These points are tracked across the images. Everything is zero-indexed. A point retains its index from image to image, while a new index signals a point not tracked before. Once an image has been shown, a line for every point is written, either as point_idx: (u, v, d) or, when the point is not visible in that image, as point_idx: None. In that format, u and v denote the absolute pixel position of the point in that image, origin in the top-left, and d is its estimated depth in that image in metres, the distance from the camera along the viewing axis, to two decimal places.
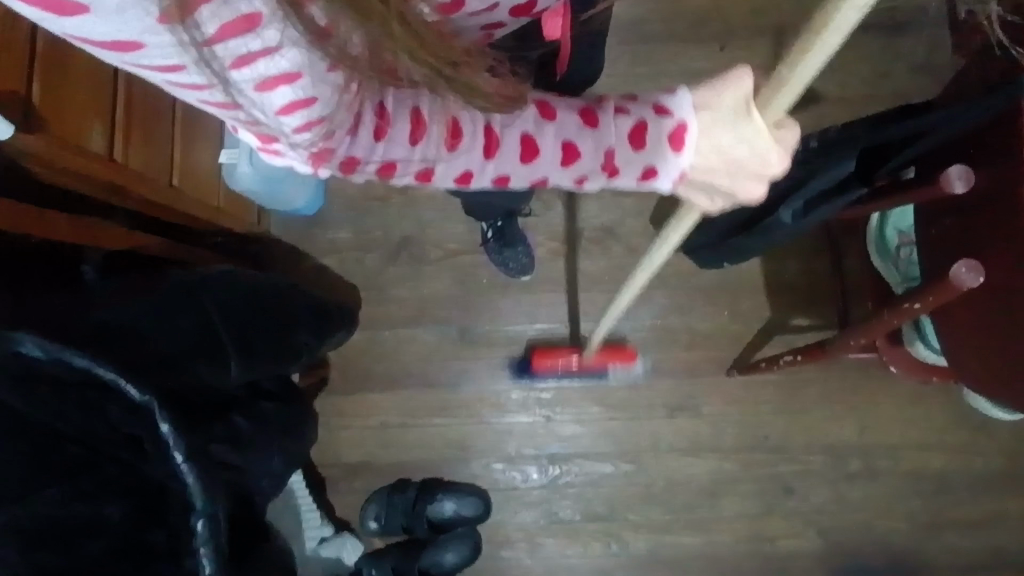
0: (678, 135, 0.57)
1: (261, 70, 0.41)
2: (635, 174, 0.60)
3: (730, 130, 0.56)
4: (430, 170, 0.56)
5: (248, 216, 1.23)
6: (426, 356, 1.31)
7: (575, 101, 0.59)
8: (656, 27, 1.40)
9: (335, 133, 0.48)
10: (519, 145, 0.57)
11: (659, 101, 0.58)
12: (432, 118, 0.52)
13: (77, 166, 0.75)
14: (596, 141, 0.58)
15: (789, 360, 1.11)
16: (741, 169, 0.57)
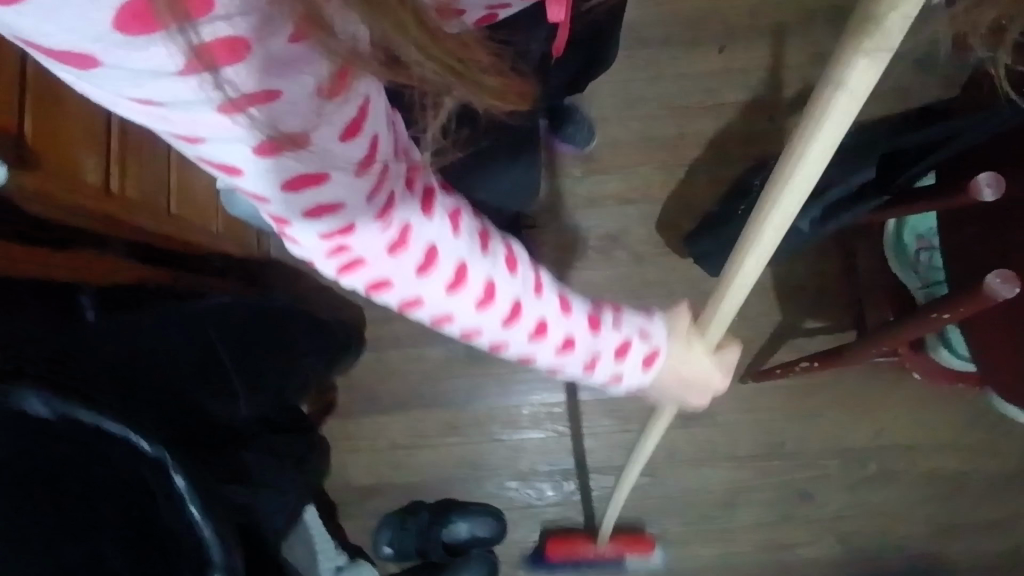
0: (650, 359, 0.60)
1: (257, 123, 0.34)
2: (606, 366, 0.58)
3: (686, 359, 0.61)
4: (419, 303, 0.49)
5: (249, 238, 1.21)
6: (435, 375, 1.28)
7: (581, 300, 0.57)
8: (654, 31, 1.38)
9: (341, 215, 0.42)
10: (507, 308, 0.51)
11: (644, 325, 0.60)
12: (445, 254, 0.47)
13: (70, 199, 0.72)
14: (588, 341, 0.56)
15: (806, 366, 1.09)
16: (696, 386, 0.63)
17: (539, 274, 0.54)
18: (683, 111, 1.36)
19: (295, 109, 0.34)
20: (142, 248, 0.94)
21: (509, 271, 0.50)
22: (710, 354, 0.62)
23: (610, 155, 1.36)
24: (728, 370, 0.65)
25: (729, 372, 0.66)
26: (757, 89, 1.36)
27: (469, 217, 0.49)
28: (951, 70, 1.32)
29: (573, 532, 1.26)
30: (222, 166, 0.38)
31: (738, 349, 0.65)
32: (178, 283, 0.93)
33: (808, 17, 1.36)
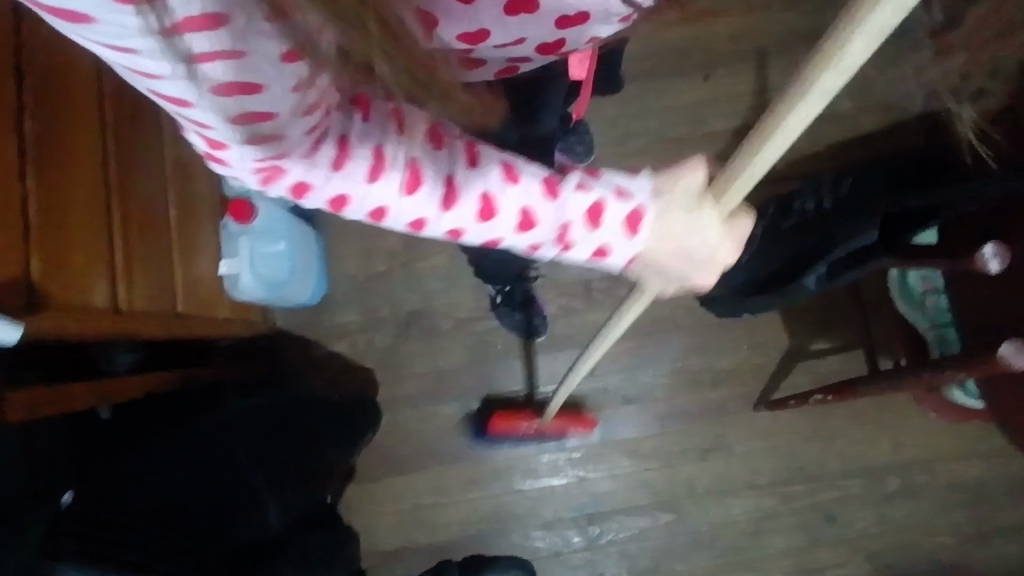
0: (635, 220, 0.49)
1: (222, 74, 0.33)
2: (588, 252, 0.51)
3: (689, 221, 0.49)
4: (383, 212, 0.48)
5: (255, 315, 1.20)
6: (452, 430, 1.29)
7: (537, 166, 0.50)
8: (639, 64, 1.37)
9: (292, 150, 0.41)
10: (476, 203, 0.48)
11: (622, 180, 0.50)
12: (394, 154, 0.46)
13: (84, 328, 0.74)
14: (557, 214, 0.49)
15: (820, 398, 1.09)
16: (701, 258, 0.50)
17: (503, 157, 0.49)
18: (675, 143, 1.36)
19: (256, 66, 0.33)
20: (160, 355, 0.95)
21: (469, 165, 0.48)
22: (721, 219, 0.49)
23: None
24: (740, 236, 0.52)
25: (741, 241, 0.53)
26: (745, 114, 1.36)
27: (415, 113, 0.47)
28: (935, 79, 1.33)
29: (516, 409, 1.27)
30: (185, 109, 0.37)
31: (754, 213, 0.52)
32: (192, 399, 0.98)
33: (789, 38, 1.36)
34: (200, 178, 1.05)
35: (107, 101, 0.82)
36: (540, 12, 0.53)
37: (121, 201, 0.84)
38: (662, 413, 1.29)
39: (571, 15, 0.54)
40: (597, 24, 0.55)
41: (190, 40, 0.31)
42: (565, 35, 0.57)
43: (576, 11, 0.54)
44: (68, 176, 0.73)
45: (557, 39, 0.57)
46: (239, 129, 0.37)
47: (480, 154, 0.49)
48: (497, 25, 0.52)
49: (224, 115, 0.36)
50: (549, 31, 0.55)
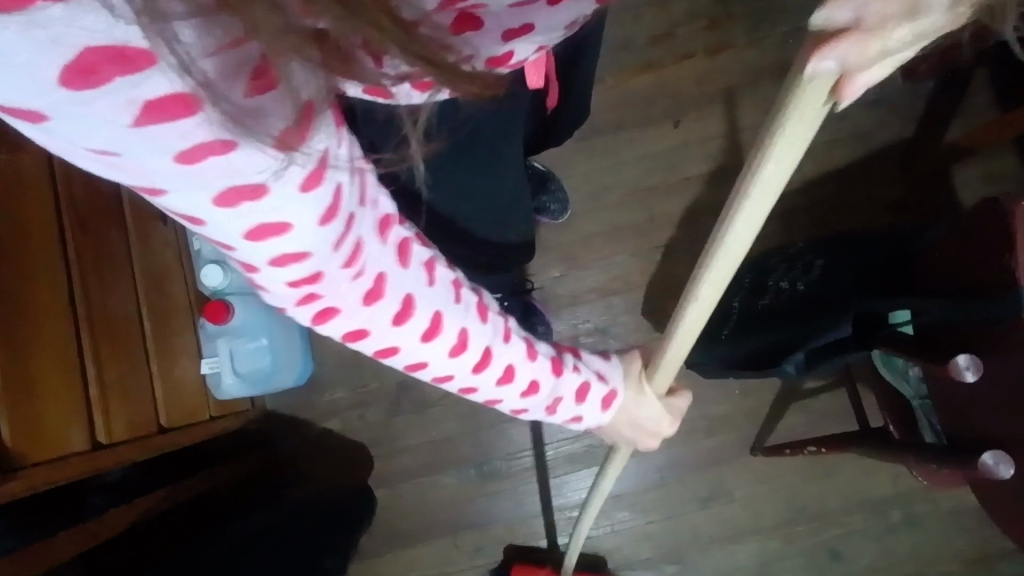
0: (608, 400, 0.57)
1: (226, 181, 0.30)
2: (567, 417, 0.56)
3: (638, 403, 0.60)
4: (412, 364, 0.45)
5: (242, 405, 1.19)
6: (451, 500, 1.28)
7: (547, 344, 0.53)
8: (607, 117, 1.36)
9: (328, 283, 0.37)
10: (501, 372, 0.48)
11: (602, 366, 0.58)
12: (450, 321, 0.43)
13: (60, 477, 0.75)
14: (554, 386, 0.52)
15: (813, 450, 1.09)
16: (641, 426, 0.62)
17: (526, 334, 0.51)
18: (649, 191, 1.35)
19: (264, 161, 0.30)
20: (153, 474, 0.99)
21: (481, 320, 0.46)
22: (659, 398, 0.62)
23: (585, 247, 1.34)
24: (676, 414, 0.64)
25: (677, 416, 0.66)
26: (717, 156, 1.35)
27: (449, 270, 0.45)
28: (905, 104, 1.32)
29: (541, 571, 1.21)
30: (199, 229, 0.33)
31: (688, 397, 0.65)
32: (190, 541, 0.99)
33: (755, 76, 1.35)
34: (173, 280, 1.04)
35: (70, 235, 0.83)
36: (486, 22, 0.39)
37: (95, 329, 0.84)
38: (659, 464, 1.29)
39: (519, 26, 0.43)
40: (543, 29, 0.45)
41: (177, 142, 0.27)
42: (513, 47, 0.44)
43: (520, 23, 0.42)
44: (33, 332, 0.74)
45: (505, 52, 0.44)
46: (257, 247, 0.34)
47: (512, 332, 0.49)
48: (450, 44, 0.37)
49: (240, 231, 0.33)
50: (493, 47, 0.42)
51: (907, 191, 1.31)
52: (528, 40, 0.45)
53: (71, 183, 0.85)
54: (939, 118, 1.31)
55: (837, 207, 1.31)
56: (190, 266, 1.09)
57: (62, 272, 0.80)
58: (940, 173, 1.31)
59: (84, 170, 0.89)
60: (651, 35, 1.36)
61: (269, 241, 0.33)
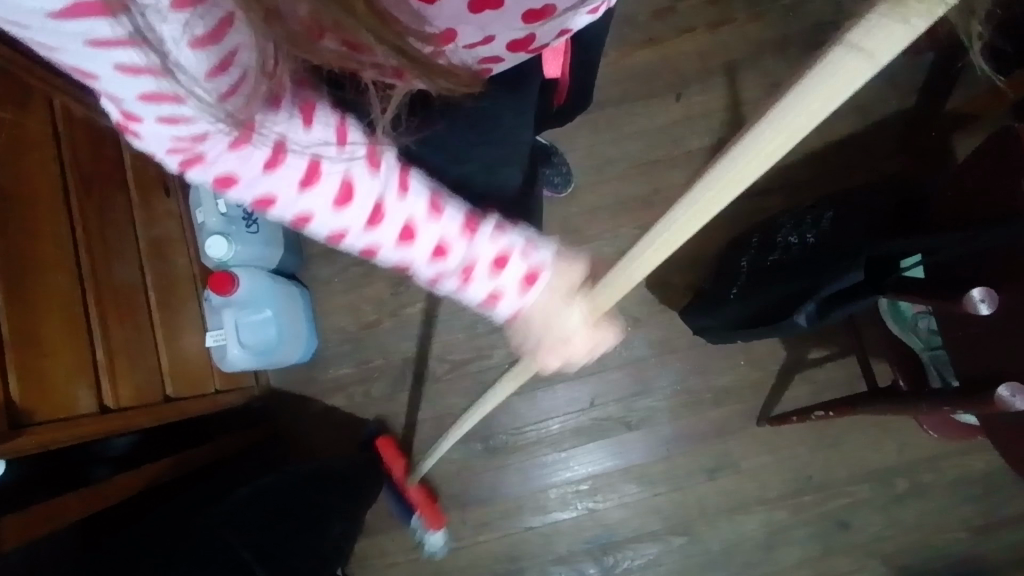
0: (530, 278, 0.53)
1: (128, 58, 0.33)
2: (482, 291, 0.53)
3: (561, 303, 0.54)
4: (307, 220, 0.47)
5: (245, 381, 1.19)
6: (457, 475, 1.28)
7: (460, 203, 0.52)
8: (609, 91, 1.36)
9: (210, 142, 0.40)
10: (396, 228, 0.49)
11: (531, 236, 0.54)
12: (329, 169, 0.45)
13: (71, 437, 0.75)
14: (465, 249, 0.51)
15: (822, 415, 1.09)
16: (558, 331, 0.54)
17: (431, 190, 0.50)
18: (651, 166, 1.35)
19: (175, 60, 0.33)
20: (152, 445, 1.00)
21: (399, 191, 0.48)
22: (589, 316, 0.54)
23: (590, 222, 1.34)
24: (596, 345, 0.57)
25: (597, 347, 0.58)
26: (719, 129, 1.35)
27: (358, 133, 0.45)
28: (905, 76, 1.32)
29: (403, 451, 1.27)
30: (92, 83, 0.35)
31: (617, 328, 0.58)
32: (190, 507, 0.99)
33: (756, 50, 1.36)
34: (177, 251, 1.04)
35: (74, 197, 0.82)
36: (508, 6, 0.43)
37: (100, 293, 0.83)
38: (665, 437, 1.29)
39: (541, 9, 0.44)
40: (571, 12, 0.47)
41: (86, 26, 0.31)
42: (536, 29, 0.47)
43: (544, 5, 0.44)
44: (39, 289, 0.73)
45: (527, 35, 0.47)
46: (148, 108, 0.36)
47: (410, 185, 0.49)
48: (464, 25, 0.42)
49: (134, 94, 0.35)
50: (517, 29, 0.46)
51: (907, 162, 1.31)
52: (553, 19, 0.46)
53: (74, 147, 0.85)
54: (939, 89, 1.31)
55: (838, 178, 1.32)
56: (193, 239, 1.09)
57: (67, 237, 0.80)
58: (941, 144, 1.31)
59: (85, 136, 0.88)
60: (652, 10, 1.36)
61: (160, 106, 0.36)
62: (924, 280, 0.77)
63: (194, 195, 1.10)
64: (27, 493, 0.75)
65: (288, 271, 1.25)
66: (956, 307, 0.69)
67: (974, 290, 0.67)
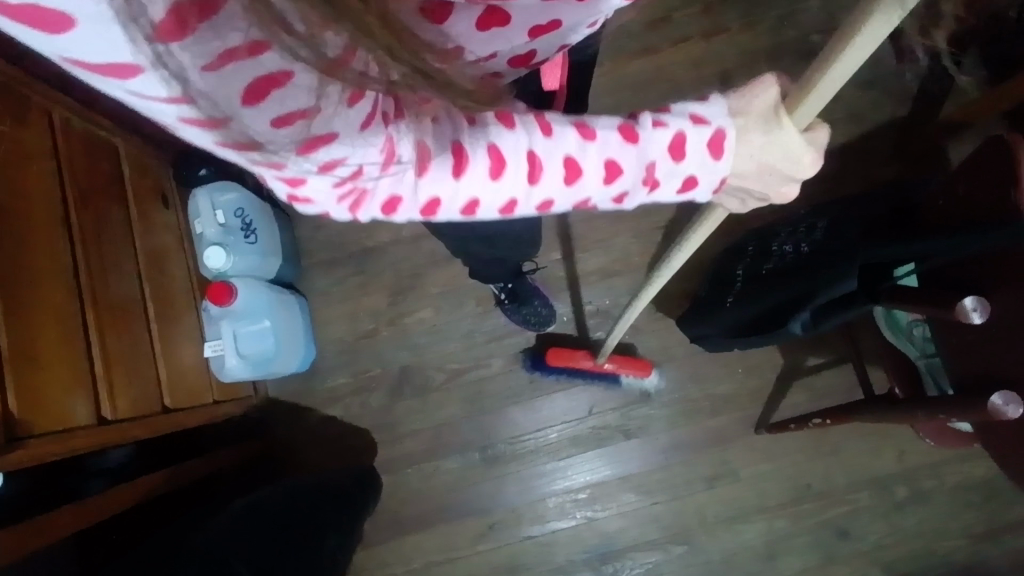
0: (716, 144, 0.45)
1: (277, 105, 0.31)
2: (673, 187, 0.47)
3: (769, 144, 0.46)
4: (477, 204, 0.44)
5: (244, 392, 1.19)
6: (456, 485, 1.28)
7: (609, 117, 0.45)
8: (604, 101, 1.37)
9: (371, 177, 0.38)
10: (563, 167, 0.44)
11: (691, 108, 0.46)
12: (470, 145, 0.41)
13: (68, 449, 0.75)
14: (637, 157, 0.45)
15: (819, 422, 1.09)
16: (778, 173, 0.48)
17: (573, 117, 0.45)
18: None
19: (314, 85, 0.31)
20: (148, 457, 1.00)
21: (548, 133, 0.43)
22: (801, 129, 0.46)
23: None
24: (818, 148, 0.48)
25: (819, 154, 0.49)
26: None
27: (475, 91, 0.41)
28: (899, 85, 1.33)
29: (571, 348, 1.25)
30: (252, 154, 0.34)
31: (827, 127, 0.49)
32: (185, 519, 1.00)
33: (750, 59, 1.37)
34: (175, 264, 1.04)
35: (72, 210, 0.83)
36: (514, 22, 0.43)
37: (97, 305, 0.83)
38: (663, 445, 1.29)
39: (546, 24, 0.46)
40: (570, 24, 0.47)
41: (240, 79, 0.29)
42: (537, 44, 0.48)
43: (549, 19, 0.45)
44: (36, 302, 0.73)
45: (529, 50, 0.47)
46: (308, 156, 0.34)
47: (551, 122, 0.44)
48: (474, 41, 0.42)
49: (291, 149, 0.34)
50: (521, 44, 0.46)
51: (902, 170, 1.32)
52: (553, 35, 0.48)
53: (71, 159, 0.86)
54: (933, 97, 1.32)
55: (833, 186, 1.32)
56: (191, 250, 1.09)
57: (65, 250, 0.80)
58: (935, 151, 1.32)
59: (83, 149, 0.89)
60: (647, 21, 1.38)
61: (317, 153, 0.35)
62: (918, 287, 0.78)
63: (193, 206, 1.11)
64: (24, 508, 0.75)
65: (285, 281, 1.26)
66: (949, 315, 0.69)
67: (964, 300, 0.67)
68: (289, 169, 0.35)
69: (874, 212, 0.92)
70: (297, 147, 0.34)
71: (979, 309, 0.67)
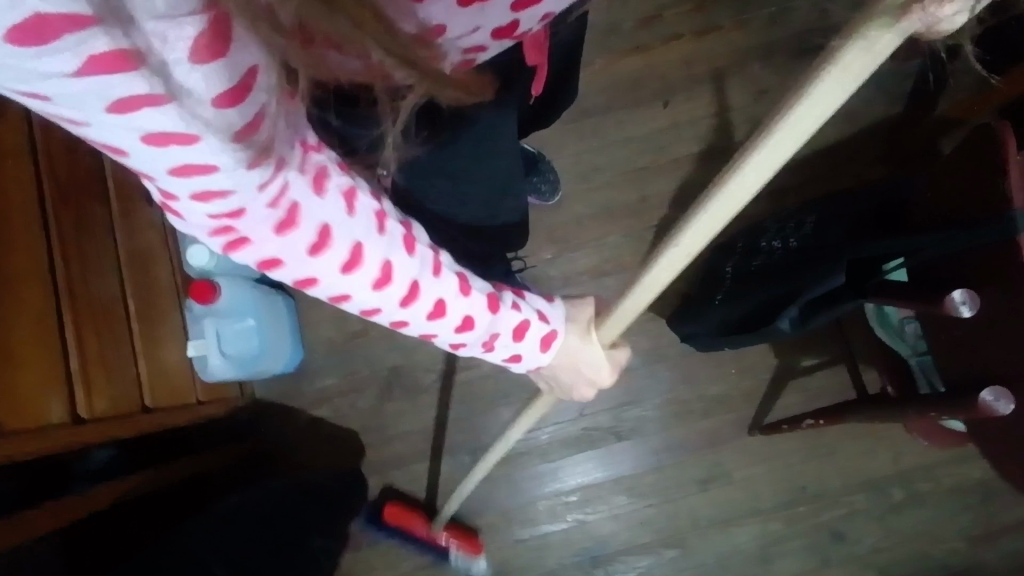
0: (548, 340, 0.57)
1: (153, 125, 0.27)
2: (504, 354, 0.55)
3: (577, 349, 0.59)
4: (344, 298, 0.44)
5: (230, 392, 1.18)
6: (446, 486, 1.26)
7: (484, 280, 0.52)
8: (596, 99, 1.36)
9: (251, 218, 0.35)
10: (430, 305, 0.47)
11: (543, 305, 0.57)
12: (374, 253, 0.42)
13: (42, 449, 0.73)
14: (489, 323, 0.52)
15: (812, 422, 1.07)
16: (581, 372, 0.60)
17: (460, 269, 0.50)
18: (638, 174, 1.35)
19: (202, 122, 0.28)
20: (131, 457, 0.98)
21: (435, 274, 0.46)
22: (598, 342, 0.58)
23: (577, 230, 1.33)
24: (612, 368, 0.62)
25: (612, 371, 0.64)
26: (707, 137, 1.35)
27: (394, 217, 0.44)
28: (893, 82, 1.32)
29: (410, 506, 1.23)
30: (109, 155, 0.30)
31: (624, 353, 0.63)
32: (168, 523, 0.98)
33: (742, 57, 1.36)
34: (158, 260, 1.03)
35: (49, 205, 0.82)
36: None
37: (74, 301, 0.82)
38: (656, 447, 1.27)
39: None
40: None
41: (109, 87, 0.25)
42: (521, 16, 0.45)
43: None
44: (10, 300, 0.72)
45: (512, 21, 0.45)
46: (180, 184, 0.31)
47: (443, 265, 0.48)
48: (455, 19, 0.40)
49: (165, 171, 0.30)
50: (503, 16, 0.43)
51: (897, 168, 1.31)
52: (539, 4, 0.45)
53: (50, 153, 0.84)
54: (928, 94, 1.31)
55: (827, 185, 1.31)
56: (176, 248, 1.07)
57: (41, 245, 0.79)
58: (928, 148, 1.31)
59: (64, 144, 0.88)
60: (639, 18, 1.36)
61: (191, 182, 0.31)
62: (908, 283, 0.76)
63: None
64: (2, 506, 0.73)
65: (273, 280, 1.24)
66: (936, 309, 0.68)
67: (954, 293, 0.66)
68: (155, 184, 0.32)
69: (864, 207, 0.90)
70: (166, 170, 0.30)
71: (968, 302, 0.66)
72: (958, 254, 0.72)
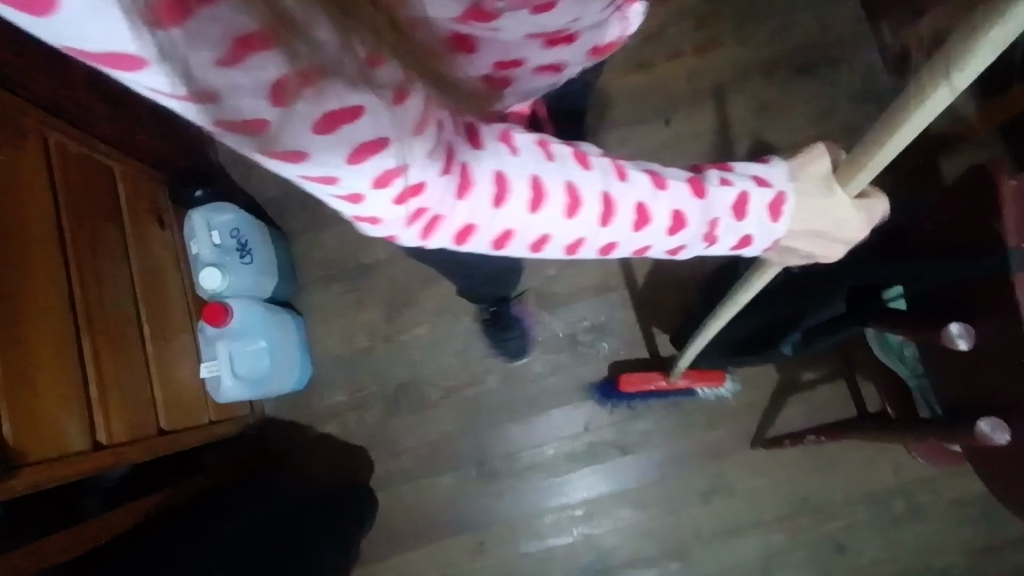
0: (777, 206, 0.47)
1: (312, 108, 0.29)
2: (731, 243, 0.48)
3: (820, 203, 0.49)
4: (546, 241, 0.43)
5: (240, 409, 1.20)
6: (452, 500, 1.28)
7: (677, 169, 0.46)
8: (599, 116, 1.38)
9: (433, 191, 0.37)
10: (632, 213, 0.43)
11: (757, 172, 0.48)
12: (552, 181, 0.40)
13: (62, 474, 0.75)
14: (704, 209, 0.45)
15: (812, 438, 1.09)
16: (827, 234, 0.51)
17: (645, 166, 0.45)
18: None
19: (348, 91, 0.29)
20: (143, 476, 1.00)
21: (621, 177, 0.42)
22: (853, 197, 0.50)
23: None
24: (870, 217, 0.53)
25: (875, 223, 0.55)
26: (709, 152, 1.37)
27: (558, 142, 0.43)
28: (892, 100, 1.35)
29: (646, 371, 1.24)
30: (299, 167, 0.33)
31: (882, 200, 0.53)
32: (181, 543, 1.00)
33: (743, 73, 1.38)
34: (170, 280, 1.04)
35: (68, 232, 0.83)
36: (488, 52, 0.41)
37: (92, 327, 0.84)
38: (660, 459, 1.29)
39: (510, 60, 0.44)
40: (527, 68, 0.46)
41: (257, 76, 0.27)
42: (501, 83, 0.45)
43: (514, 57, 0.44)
44: (31, 329, 0.74)
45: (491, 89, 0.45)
46: (361, 172, 0.33)
47: (626, 167, 0.43)
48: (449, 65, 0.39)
49: (340, 159, 0.32)
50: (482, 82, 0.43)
51: (898, 183, 1.33)
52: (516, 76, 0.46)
53: (67, 180, 0.86)
54: None
55: None
56: (187, 269, 1.10)
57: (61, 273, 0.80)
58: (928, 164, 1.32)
59: (79, 171, 0.90)
60: (642, 35, 1.39)
61: (367, 165, 0.33)
62: (907, 312, 0.79)
63: (188, 226, 1.11)
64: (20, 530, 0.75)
65: (282, 298, 1.26)
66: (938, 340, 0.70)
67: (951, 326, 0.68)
68: (348, 189, 0.35)
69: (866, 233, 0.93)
70: (345, 159, 0.32)
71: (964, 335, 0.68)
72: (950, 284, 0.74)
